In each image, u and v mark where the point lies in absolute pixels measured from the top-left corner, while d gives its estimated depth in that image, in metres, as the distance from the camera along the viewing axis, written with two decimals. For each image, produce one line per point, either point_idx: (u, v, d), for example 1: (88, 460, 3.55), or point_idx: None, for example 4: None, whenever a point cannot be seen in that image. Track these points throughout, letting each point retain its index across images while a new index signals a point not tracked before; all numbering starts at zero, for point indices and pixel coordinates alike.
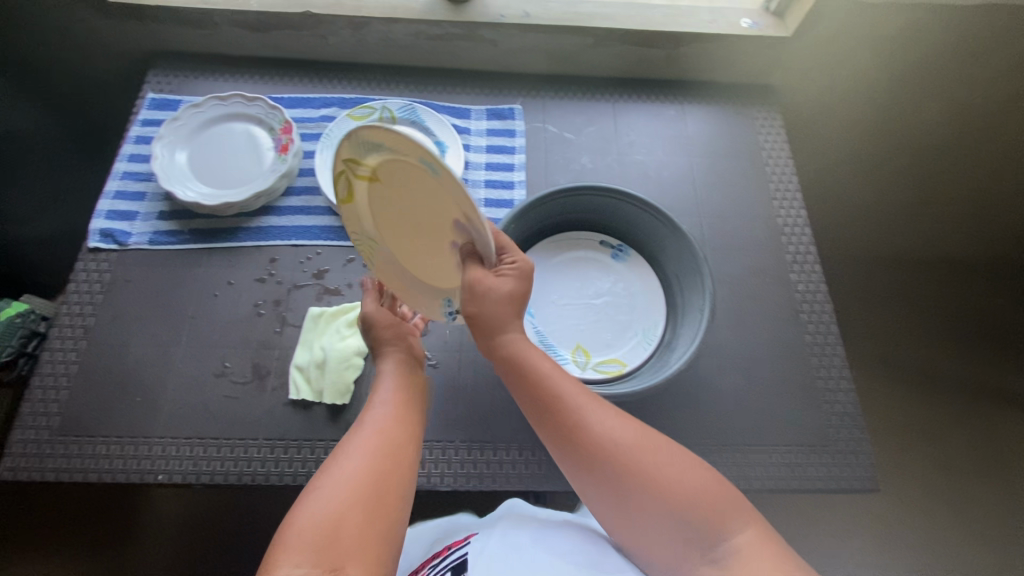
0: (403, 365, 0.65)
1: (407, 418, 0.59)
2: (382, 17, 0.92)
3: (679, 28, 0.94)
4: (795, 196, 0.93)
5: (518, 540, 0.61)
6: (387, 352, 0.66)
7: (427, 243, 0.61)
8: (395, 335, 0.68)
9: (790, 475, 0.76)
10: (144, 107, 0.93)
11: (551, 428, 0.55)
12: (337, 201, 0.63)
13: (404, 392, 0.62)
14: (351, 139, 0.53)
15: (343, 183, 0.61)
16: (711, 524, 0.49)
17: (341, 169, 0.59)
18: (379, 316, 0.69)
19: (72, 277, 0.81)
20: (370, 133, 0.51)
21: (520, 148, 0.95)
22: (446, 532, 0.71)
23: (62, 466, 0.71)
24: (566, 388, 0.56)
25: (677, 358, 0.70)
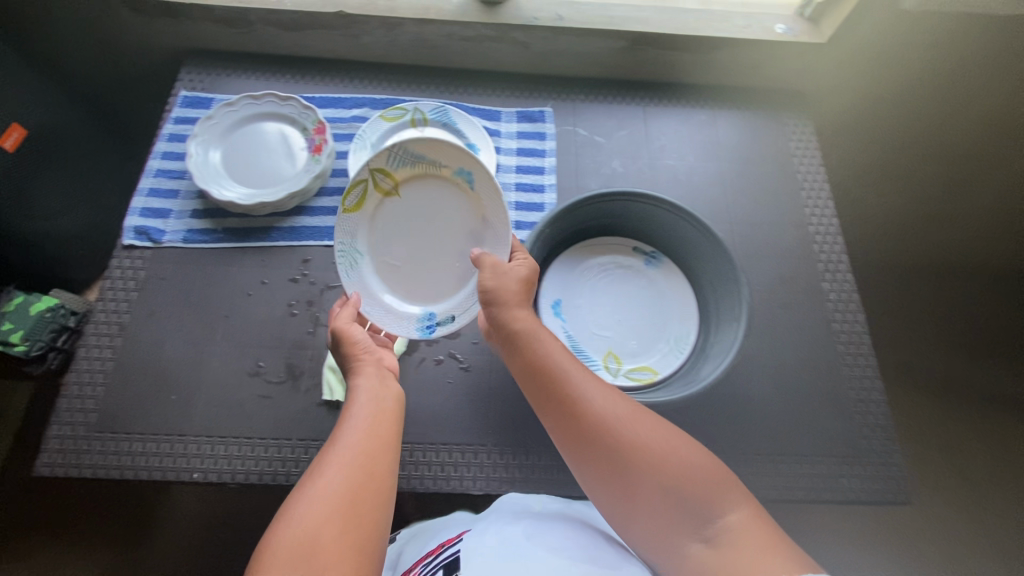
0: (376, 375, 0.64)
1: (387, 428, 0.58)
2: (415, 18, 0.92)
3: (714, 33, 0.93)
4: (827, 204, 0.93)
5: (509, 535, 0.60)
6: (362, 364, 0.64)
7: (426, 257, 0.74)
8: (366, 350, 0.66)
9: (821, 484, 0.76)
10: (177, 105, 0.93)
11: (554, 408, 0.58)
12: (341, 209, 0.69)
13: (385, 400, 0.61)
14: (396, 151, 0.68)
15: (356, 193, 0.70)
16: (707, 504, 0.50)
17: (368, 176, 0.69)
18: (350, 331, 0.67)
19: (107, 274, 0.81)
20: (424, 144, 0.68)
21: (551, 151, 0.95)
22: (443, 532, 0.70)
23: (99, 463, 0.71)
24: (569, 367, 0.59)
25: (713, 367, 0.70)
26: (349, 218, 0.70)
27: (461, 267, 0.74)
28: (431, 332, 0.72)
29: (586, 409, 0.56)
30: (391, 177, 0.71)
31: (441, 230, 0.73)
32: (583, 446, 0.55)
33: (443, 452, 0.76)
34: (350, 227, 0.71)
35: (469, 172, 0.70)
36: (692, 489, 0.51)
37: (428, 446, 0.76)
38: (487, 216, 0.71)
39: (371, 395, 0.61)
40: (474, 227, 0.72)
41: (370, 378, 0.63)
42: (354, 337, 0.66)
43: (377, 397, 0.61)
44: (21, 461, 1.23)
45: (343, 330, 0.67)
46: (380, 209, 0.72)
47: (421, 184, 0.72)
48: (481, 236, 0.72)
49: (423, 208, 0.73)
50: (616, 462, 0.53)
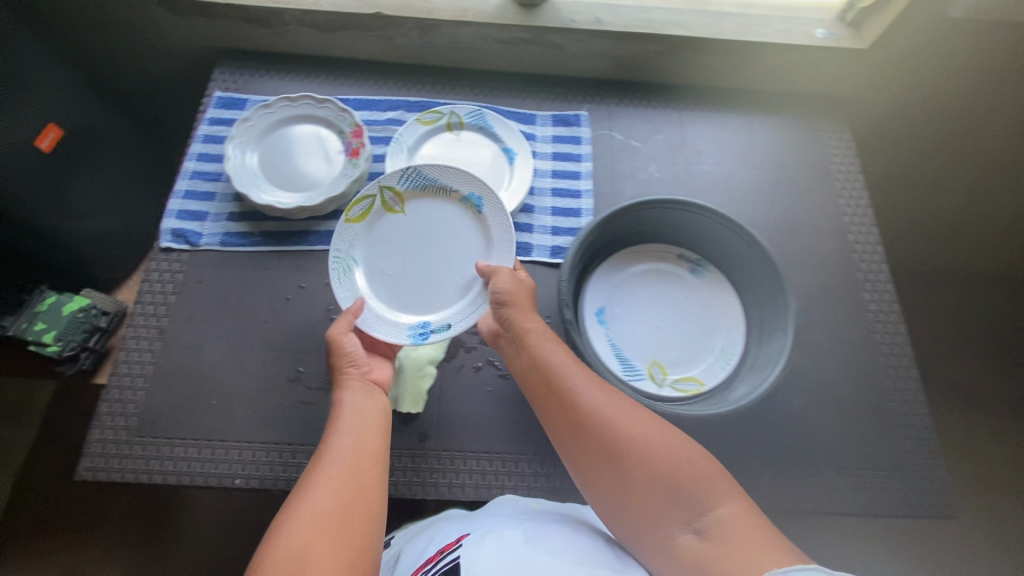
0: (361, 391, 0.67)
1: (371, 442, 0.61)
2: (452, 20, 0.91)
3: (754, 38, 0.91)
4: (866, 212, 0.92)
5: (509, 538, 0.58)
6: (347, 380, 0.68)
7: (422, 273, 0.78)
8: (354, 364, 0.69)
9: (865, 497, 0.76)
10: (212, 106, 0.93)
11: (555, 406, 0.61)
12: (347, 214, 0.76)
13: (369, 416, 0.64)
14: (409, 174, 0.78)
15: (364, 205, 0.77)
16: (697, 494, 0.52)
17: (378, 192, 0.78)
18: (341, 341, 0.70)
19: (145, 277, 0.81)
20: (436, 168, 0.77)
21: (587, 156, 0.94)
22: (440, 534, 0.67)
23: (142, 467, 0.71)
24: (564, 367, 0.62)
25: (761, 379, 0.69)
26: (353, 228, 0.77)
27: (458, 284, 0.77)
28: (421, 339, 0.73)
29: (586, 405, 0.59)
30: (401, 200, 0.79)
31: (442, 250, 0.78)
32: (581, 440, 0.58)
33: (483, 460, 0.75)
34: (354, 238, 0.77)
35: (475, 197, 0.78)
36: (682, 481, 0.53)
37: (468, 454, 0.75)
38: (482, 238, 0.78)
39: (355, 411, 0.64)
40: (475, 249, 0.78)
41: (355, 393, 0.66)
42: (345, 349, 0.69)
43: (361, 413, 0.64)
44: (42, 460, 1.22)
45: (336, 337, 0.70)
46: (385, 228, 0.79)
47: (428, 209, 0.80)
48: (481, 257, 0.78)
49: (426, 230, 0.79)
50: (612, 455, 0.56)
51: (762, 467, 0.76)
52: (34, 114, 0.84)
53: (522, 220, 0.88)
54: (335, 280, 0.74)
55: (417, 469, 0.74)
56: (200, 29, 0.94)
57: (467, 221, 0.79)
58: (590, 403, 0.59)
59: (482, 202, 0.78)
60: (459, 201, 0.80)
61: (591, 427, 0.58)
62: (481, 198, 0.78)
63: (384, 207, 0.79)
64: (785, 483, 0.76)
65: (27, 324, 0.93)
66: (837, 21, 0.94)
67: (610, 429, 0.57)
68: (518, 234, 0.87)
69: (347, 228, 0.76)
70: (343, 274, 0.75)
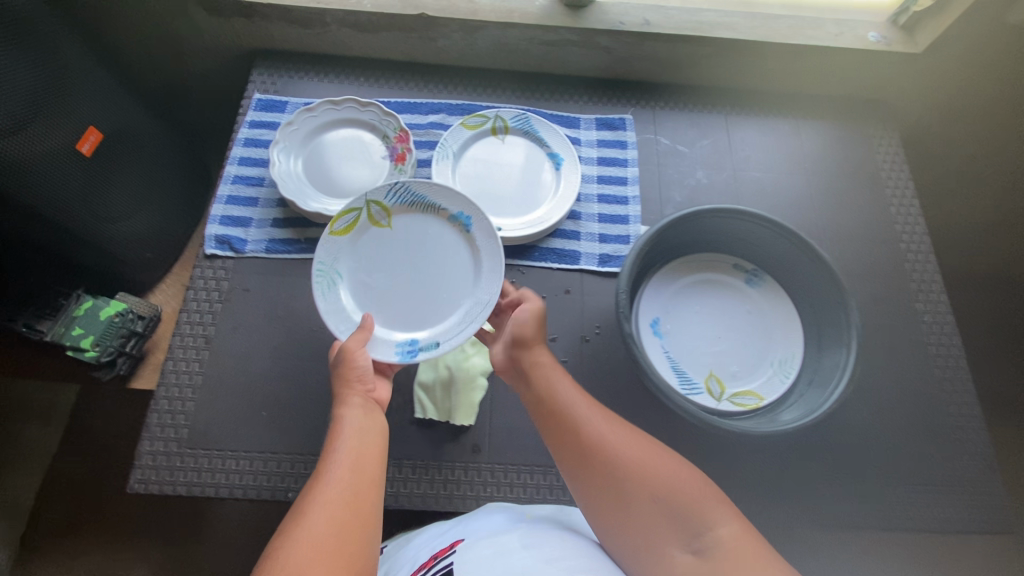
0: (362, 407, 0.63)
1: (370, 464, 0.57)
2: (498, 22, 0.89)
3: (806, 41, 0.89)
4: (918, 219, 0.90)
5: (504, 543, 0.57)
6: (346, 394, 0.64)
7: (411, 290, 0.75)
8: (361, 380, 0.65)
9: (923, 512, 0.75)
10: (251, 108, 0.91)
11: (561, 440, 0.60)
12: (331, 228, 0.74)
13: (369, 433, 0.60)
14: (396, 190, 0.76)
15: (350, 218, 0.75)
16: (700, 518, 0.51)
17: (365, 206, 0.75)
18: (355, 352, 0.66)
19: (190, 285, 0.80)
20: (425, 185, 0.75)
21: (633, 161, 0.92)
22: (434, 539, 0.66)
23: (193, 480, 0.70)
24: (568, 397, 0.63)
25: (814, 405, 0.68)
26: (338, 241, 0.74)
27: (448, 302, 0.74)
28: (411, 356, 0.71)
29: (592, 437, 0.59)
30: (387, 215, 0.77)
31: (431, 267, 0.76)
32: (587, 472, 0.57)
33: (537, 474, 0.74)
34: (340, 252, 0.75)
35: (464, 215, 0.76)
36: (684, 506, 0.52)
37: (521, 467, 0.74)
38: (477, 258, 0.76)
39: (354, 428, 0.60)
40: (466, 267, 0.76)
41: (355, 410, 0.62)
42: (355, 363, 0.66)
43: (361, 430, 0.60)
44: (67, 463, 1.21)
45: (350, 349, 0.66)
46: (372, 243, 0.76)
47: (415, 225, 0.77)
48: (472, 275, 0.75)
49: (414, 246, 0.76)
50: (616, 485, 0.55)
51: (818, 481, 0.76)
52: (77, 118, 0.84)
53: (569, 228, 0.87)
54: (318, 294, 0.71)
55: (471, 482, 0.73)
56: (238, 29, 0.92)
57: (460, 240, 0.77)
58: (594, 435, 0.59)
59: (471, 220, 0.76)
60: (448, 219, 0.77)
61: (595, 457, 0.57)
62: (470, 215, 0.76)
63: (370, 222, 0.76)
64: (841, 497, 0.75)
65: (65, 330, 0.92)
66: (890, 25, 0.92)
67: (614, 459, 0.56)
68: (565, 242, 0.86)
69: (331, 242, 0.73)
70: (328, 289, 0.72)
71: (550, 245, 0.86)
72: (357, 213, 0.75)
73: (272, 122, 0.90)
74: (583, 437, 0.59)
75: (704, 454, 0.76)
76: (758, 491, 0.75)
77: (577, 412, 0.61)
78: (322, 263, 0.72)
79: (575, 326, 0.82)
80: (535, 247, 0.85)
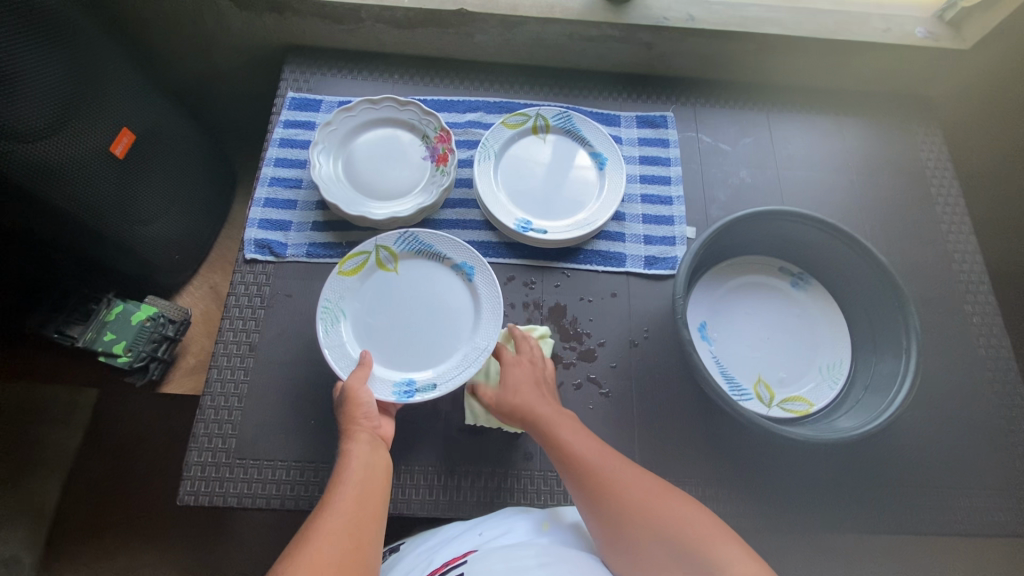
0: (368, 443, 0.62)
1: (373, 504, 0.57)
2: (539, 17, 0.86)
3: (855, 37, 0.87)
4: (963, 220, 0.89)
5: (518, 556, 0.56)
6: (354, 431, 0.63)
7: (412, 335, 0.74)
8: (367, 415, 0.65)
9: (982, 518, 0.74)
10: (285, 107, 0.89)
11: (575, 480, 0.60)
12: (338, 266, 0.74)
13: (373, 471, 0.60)
14: (404, 236, 0.76)
15: (356, 259, 0.74)
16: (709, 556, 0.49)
17: (373, 249, 0.75)
18: (358, 390, 0.65)
19: (231, 290, 0.78)
20: (434, 233, 0.76)
21: (676, 160, 0.90)
22: (448, 541, 0.65)
23: (244, 491, 0.69)
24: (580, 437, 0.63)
25: (869, 418, 0.67)
26: (343, 281, 0.74)
27: (447, 349, 0.73)
28: (408, 397, 0.69)
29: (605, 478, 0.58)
30: (395, 260, 0.77)
31: (433, 314, 0.75)
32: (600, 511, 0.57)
33: None
34: (344, 291, 0.74)
35: (466, 264, 0.76)
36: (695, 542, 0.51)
37: None
38: (478, 306, 0.75)
39: (359, 465, 0.59)
40: (465, 314, 0.75)
41: (362, 446, 0.62)
42: (360, 400, 0.65)
43: (367, 467, 0.60)
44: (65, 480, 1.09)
45: (353, 387, 0.66)
46: (375, 286, 0.75)
47: (420, 272, 0.77)
48: (472, 323, 0.74)
49: (417, 291, 0.76)
50: (628, 525, 0.55)
51: (876, 486, 0.75)
52: (106, 117, 0.80)
53: (613, 229, 0.85)
54: (320, 330, 0.70)
55: (523, 490, 0.72)
56: (270, 25, 0.89)
57: (461, 288, 0.76)
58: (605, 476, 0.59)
59: (474, 270, 0.76)
60: (451, 268, 0.77)
61: (606, 495, 0.57)
62: (473, 265, 0.76)
63: (377, 265, 0.76)
64: (901, 502, 0.74)
65: (96, 335, 0.89)
66: (936, 20, 0.91)
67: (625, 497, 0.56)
68: (610, 243, 0.84)
69: (337, 280, 0.73)
70: (330, 326, 0.71)
71: (595, 247, 0.84)
72: (366, 254, 0.75)
73: (307, 122, 0.88)
74: (595, 476, 0.59)
75: (757, 460, 0.75)
76: (816, 497, 0.74)
77: (587, 455, 0.61)
78: (327, 299, 0.72)
79: (622, 330, 0.80)
80: (580, 250, 0.84)
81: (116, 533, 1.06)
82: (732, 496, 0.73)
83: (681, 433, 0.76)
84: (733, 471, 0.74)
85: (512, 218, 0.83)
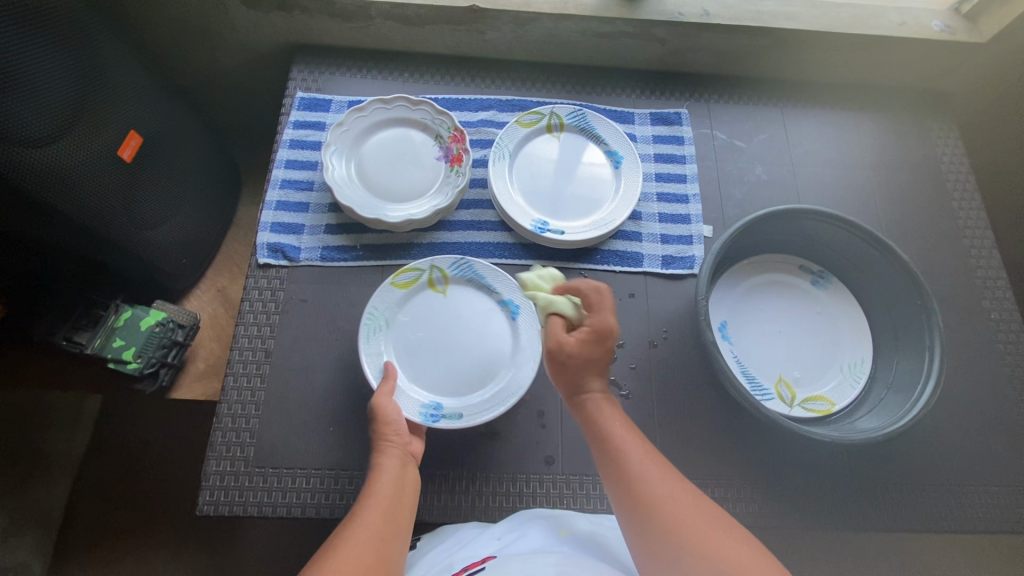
0: (399, 458, 0.63)
1: (401, 518, 0.56)
2: (552, 13, 0.85)
3: (872, 31, 0.86)
4: (980, 215, 0.89)
5: (538, 562, 0.56)
6: (385, 446, 0.63)
7: (454, 362, 0.73)
8: (399, 432, 0.65)
9: (1006, 515, 0.73)
10: (294, 108, 0.87)
11: (618, 484, 0.56)
12: (392, 277, 0.74)
13: (403, 488, 0.60)
14: (462, 263, 0.76)
15: (409, 274, 0.75)
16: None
17: (428, 268, 0.75)
18: (386, 406, 0.65)
19: (245, 295, 0.77)
20: (489, 265, 0.76)
21: (691, 157, 0.89)
22: (458, 546, 0.64)
23: (264, 500, 0.68)
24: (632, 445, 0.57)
25: (893, 418, 0.67)
26: (393, 292, 0.74)
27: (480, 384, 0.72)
28: (432, 421, 0.68)
29: (648, 488, 0.53)
30: (446, 283, 0.76)
31: (475, 346, 0.74)
32: (640, 523, 0.52)
33: None
34: (392, 301, 0.74)
35: (512, 303, 0.75)
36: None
37: (596, 477, 0.72)
38: (518, 347, 0.73)
39: (390, 480, 0.59)
40: (505, 350, 0.74)
41: (392, 461, 0.62)
42: (389, 415, 0.65)
43: (397, 482, 0.60)
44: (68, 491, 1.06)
45: (380, 402, 0.65)
46: (422, 303, 0.75)
47: (467, 301, 0.76)
48: (510, 362, 0.73)
49: (461, 319, 0.75)
50: (670, 549, 0.49)
51: (900, 485, 0.74)
52: (114, 120, 0.79)
53: (630, 229, 0.85)
54: (362, 337, 0.71)
55: (547, 494, 0.71)
56: (278, 24, 0.88)
57: (505, 325, 0.75)
58: (650, 486, 0.53)
59: (519, 310, 0.75)
60: (497, 303, 0.76)
61: (648, 505, 0.52)
62: (520, 306, 0.75)
63: (428, 284, 0.76)
64: (924, 500, 0.74)
65: (105, 341, 0.88)
66: (952, 13, 0.90)
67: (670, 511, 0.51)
68: (627, 243, 0.84)
69: (387, 291, 0.73)
70: (372, 334, 0.72)
71: (612, 247, 0.83)
72: (419, 272, 0.75)
73: (317, 123, 0.86)
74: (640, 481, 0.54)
75: (781, 461, 0.74)
76: (838, 496, 0.73)
77: (635, 459, 0.56)
78: (374, 307, 0.72)
79: (641, 330, 0.80)
80: (597, 250, 0.83)
81: (127, 535, 1.05)
82: (756, 496, 0.73)
83: (703, 434, 0.75)
84: (757, 471, 0.74)
85: (529, 218, 0.81)
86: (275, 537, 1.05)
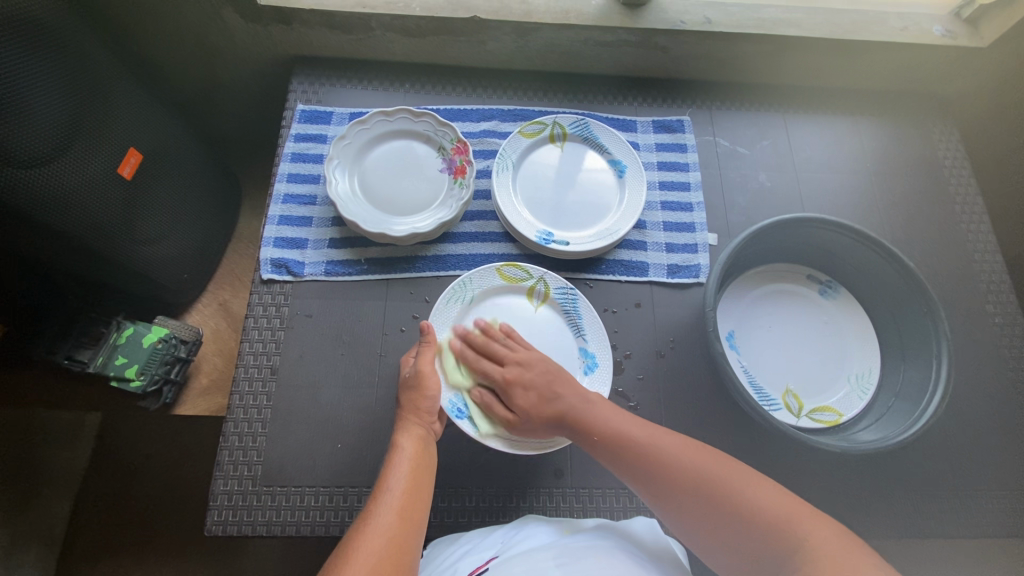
0: (418, 436, 0.63)
1: (419, 500, 0.57)
2: (554, 23, 0.84)
3: (873, 36, 0.86)
4: (982, 219, 0.89)
5: (539, 561, 0.55)
6: (408, 424, 0.64)
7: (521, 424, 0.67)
8: (429, 410, 0.65)
9: (1016, 521, 0.73)
10: (295, 121, 0.87)
11: (625, 465, 0.59)
12: (503, 263, 0.76)
13: (421, 469, 0.60)
14: (569, 293, 0.76)
15: (521, 271, 0.76)
16: (788, 535, 0.48)
17: (536, 277, 0.76)
18: (429, 377, 0.65)
19: (250, 312, 0.77)
20: (591, 307, 0.75)
21: (694, 165, 0.89)
22: (458, 555, 0.61)
23: (273, 520, 0.67)
24: (620, 423, 0.61)
25: (899, 428, 0.67)
26: (495, 278, 0.76)
27: None
28: (456, 416, 0.68)
29: (654, 456, 0.57)
30: (542, 300, 0.77)
31: None
32: (663, 494, 0.56)
33: (623, 497, 0.72)
34: (487, 284, 0.76)
35: (592, 358, 0.74)
36: (773, 517, 0.49)
37: (607, 490, 0.72)
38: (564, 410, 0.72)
39: (407, 463, 0.60)
40: None
41: (412, 442, 0.62)
42: (427, 389, 0.65)
43: (414, 465, 0.60)
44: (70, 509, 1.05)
45: (423, 370, 0.66)
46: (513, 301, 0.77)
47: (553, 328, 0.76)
48: None
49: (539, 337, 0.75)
50: (699, 506, 0.53)
51: (908, 492, 0.74)
52: (113, 138, 0.78)
53: (635, 238, 0.84)
54: (442, 301, 0.73)
55: (557, 509, 0.71)
56: (278, 37, 0.87)
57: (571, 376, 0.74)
58: (658, 456, 0.57)
59: (596, 368, 0.73)
60: (578, 347, 0.75)
61: (669, 480, 0.55)
62: (598, 366, 0.73)
63: (528, 292, 0.77)
64: (934, 506, 0.74)
65: (107, 359, 0.86)
66: (952, 18, 0.90)
67: (687, 473, 0.55)
68: (632, 253, 0.83)
69: (491, 273, 0.75)
70: (455, 299, 0.74)
71: (617, 256, 0.83)
72: (528, 276, 0.76)
73: (319, 136, 0.86)
74: (653, 462, 0.57)
75: (791, 470, 0.74)
76: (848, 505, 0.73)
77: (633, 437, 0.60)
78: (468, 281, 0.75)
79: (649, 341, 0.79)
80: (602, 260, 0.83)
81: (130, 553, 1.03)
82: None
83: (714, 444, 0.75)
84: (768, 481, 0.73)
85: (534, 230, 0.81)
86: (281, 554, 1.04)
